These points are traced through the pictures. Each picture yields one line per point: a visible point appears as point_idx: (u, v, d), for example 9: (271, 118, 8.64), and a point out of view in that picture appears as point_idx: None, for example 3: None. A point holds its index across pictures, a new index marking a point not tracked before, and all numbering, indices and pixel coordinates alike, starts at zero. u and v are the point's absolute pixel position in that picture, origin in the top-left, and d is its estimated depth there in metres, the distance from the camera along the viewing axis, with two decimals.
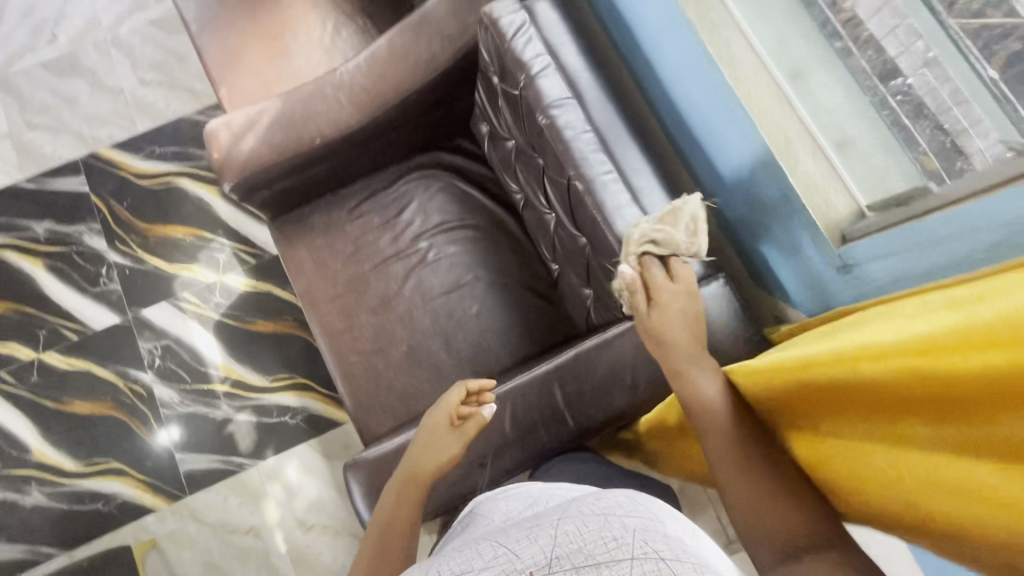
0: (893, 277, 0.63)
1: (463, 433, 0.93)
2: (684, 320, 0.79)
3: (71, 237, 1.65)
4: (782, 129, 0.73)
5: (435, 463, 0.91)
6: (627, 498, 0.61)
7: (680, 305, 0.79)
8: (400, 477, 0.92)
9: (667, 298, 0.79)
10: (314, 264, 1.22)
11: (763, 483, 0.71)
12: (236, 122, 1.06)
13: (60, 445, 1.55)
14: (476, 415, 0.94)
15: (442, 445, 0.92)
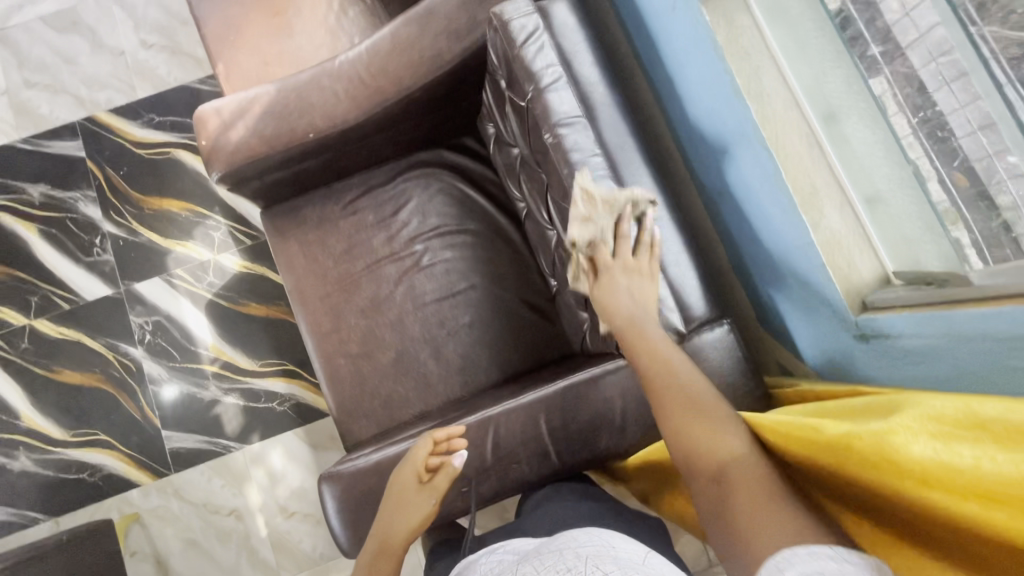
0: (915, 355, 0.60)
1: (435, 491, 0.88)
2: (628, 292, 0.76)
3: (65, 204, 1.62)
4: (809, 177, 0.66)
5: (410, 528, 0.86)
6: (580, 533, 0.71)
7: (624, 280, 0.77)
8: (373, 548, 0.87)
9: (609, 277, 0.78)
10: (305, 259, 1.17)
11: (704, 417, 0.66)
12: (228, 109, 1.01)
13: (49, 413, 1.55)
14: (446, 470, 0.87)
15: (414, 508, 0.87)
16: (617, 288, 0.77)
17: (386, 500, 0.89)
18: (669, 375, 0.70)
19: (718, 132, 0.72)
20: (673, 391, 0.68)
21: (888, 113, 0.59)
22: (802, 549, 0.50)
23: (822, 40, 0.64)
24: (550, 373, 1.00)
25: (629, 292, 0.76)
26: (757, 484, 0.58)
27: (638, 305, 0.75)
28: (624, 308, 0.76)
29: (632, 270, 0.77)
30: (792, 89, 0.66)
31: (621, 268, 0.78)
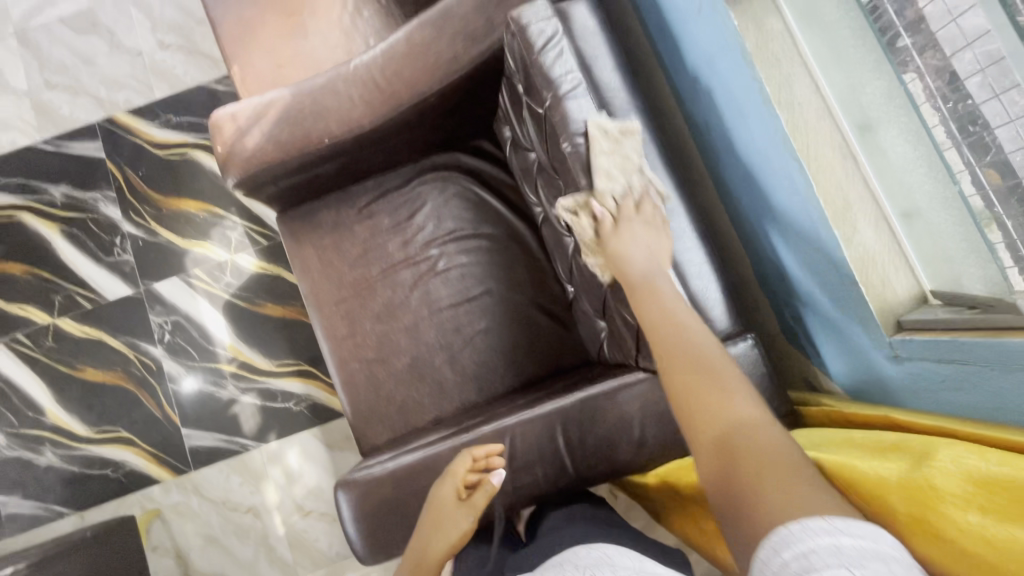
0: (954, 379, 0.58)
1: (473, 507, 0.90)
2: (643, 244, 0.76)
3: (86, 204, 1.64)
4: (842, 191, 0.63)
5: (448, 541, 0.90)
6: (593, 547, 0.72)
7: (641, 234, 0.76)
8: (412, 559, 0.91)
9: (627, 228, 0.77)
10: (321, 264, 1.17)
11: (714, 385, 0.61)
12: (242, 115, 1.00)
13: (73, 410, 1.58)
14: (484, 489, 0.89)
15: (453, 523, 0.90)
16: (635, 241, 0.76)
17: (423, 517, 0.90)
18: (680, 346, 0.66)
19: (745, 143, 0.70)
20: (684, 361, 0.65)
21: (930, 127, 0.55)
22: (813, 524, 0.45)
23: (858, 43, 0.59)
24: (566, 381, 0.99)
25: (646, 245, 0.76)
26: (771, 452, 0.52)
27: (653, 259, 0.75)
28: (638, 262, 0.75)
29: (649, 226, 0.77)
30: (825, 98, 0.64)
31: (639, 220, 0.77)
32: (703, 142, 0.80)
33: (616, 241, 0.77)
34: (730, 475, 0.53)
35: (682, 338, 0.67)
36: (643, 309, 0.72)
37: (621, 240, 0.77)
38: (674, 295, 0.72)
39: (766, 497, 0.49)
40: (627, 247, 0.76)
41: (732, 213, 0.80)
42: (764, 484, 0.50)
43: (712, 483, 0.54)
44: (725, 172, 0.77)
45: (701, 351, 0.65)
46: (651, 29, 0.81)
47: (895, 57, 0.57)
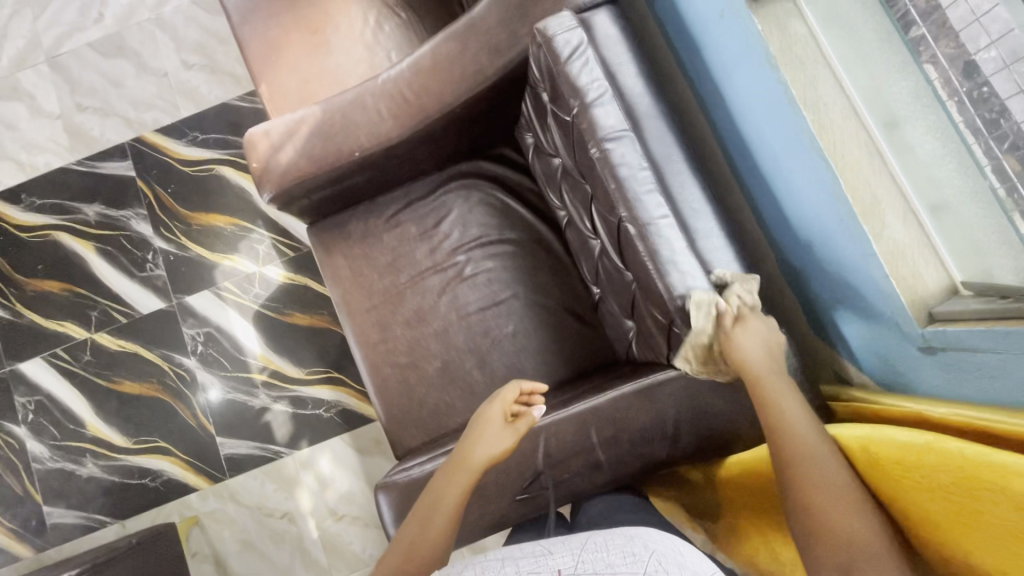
0: (988, 368, 0.60)
1: (515, 429, 0.89)
2: (762, 347, 0.75)
3: (119, 222, 1.69)
4: (870, 188, 0.64)
5: (487, 455, 0.87)
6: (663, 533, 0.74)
7: (755, 338, 0.76)
8: (448, 464, 0.88)
9: (743, 333, 0.75)
10: (351, 273, 1.21)
11: (836, 504, 0.65)
12: (276, 132, 1.04)
13: (112, 421, 1.63)
14: (528, 415, 0.90)
15: (494, 440, 0.88)
16: (753, 345, 0.75)
17: (468, 429, 0.91)
18: (802, 454, 0.68)
19: (770, 143, 0.72)
20: (807, 472, 0.67)
21: (957, 123, 0.58)
22: None
23: (884, 43, 0.62)
24: (596, 381, 1.01)
25: (760, 348, 0.75)
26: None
27: (771, 363, 0.74)
28: (756, 362, 0.74)
29: (764, 326, 0.77)
30: (850, 97, 0.65)
31: (755, 328, 0.76)
32: (729, 145, 0.81)
33: (734, 346, 0.75)
34: None
35: (804, 446, 0.69)
36: (763, 410, 0.72)
37: (740, 342, 0.75)
38: (790, 393, 0.73)
39: None
40: (745, 347, 0.75)
41: (759, 211, 0.82)
42: None
43: None
44: (751, 172, 0.79)
45: (823, 463, 0.67)
46: (674, 38, 0.84)
47: (922, 52, 0.59)
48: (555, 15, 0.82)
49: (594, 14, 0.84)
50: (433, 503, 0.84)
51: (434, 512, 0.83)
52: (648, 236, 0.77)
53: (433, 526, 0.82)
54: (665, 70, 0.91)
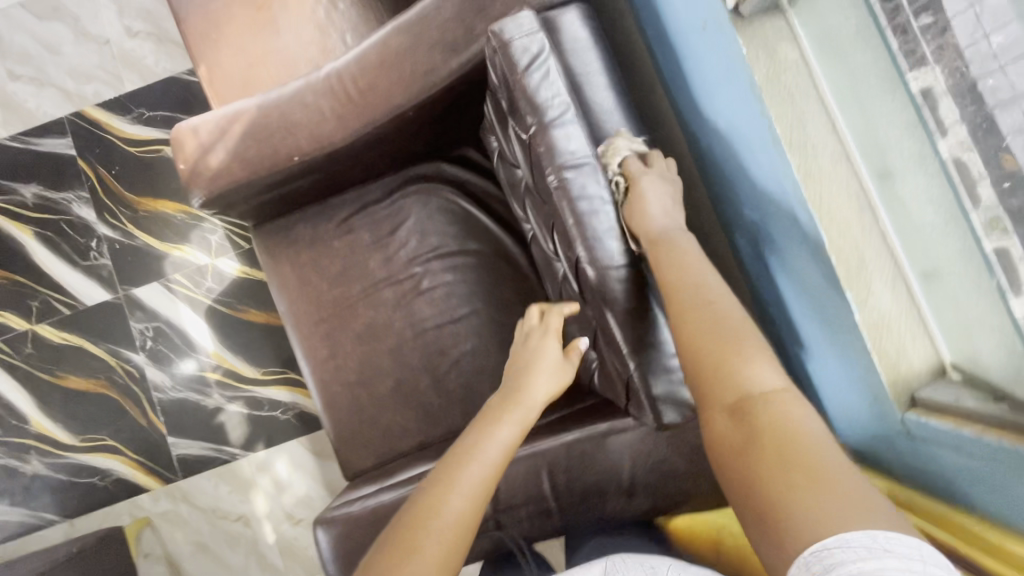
0: (968, 472, 0.53)
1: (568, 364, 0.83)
2: (660, 202, 0.69)
3: (59, 205, 1.56)
4: (857, 248, 0.56)
5: (545, 394, 0.79)
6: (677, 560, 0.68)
7: (655, 190, 0.69)
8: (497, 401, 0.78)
9: (640, 185, 0.69)
10: (298, 282, 1.11)
11: (723, 343, 0.55)
12: (204, 130, 0.92)
13: (57, 418, 1.55)
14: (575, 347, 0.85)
15: (552, 375, 0.80)
16: (652, 197, 0.68)
17: (512, 369, 0.83)
18: (695, 303, 0.59)
19: (753, 183, 0.63)
20: (698, 316, 0.58)
21: (955, 186, 0.47)
22: (848, 539, 0.38)
23: (883, 80, 0.52)
24: (552, 415, 0.95)
25: (663, 203, 0.69)
26: (792, 438, 0.46)
27: (671, 217, 0.68)
28: (657, 219, 0.68)
29: (663, 180, 0.70)
30: (842, 139, 0.56)
31: (653, 176, 0.70)
32: (711, 175, 0.73)
33: (635, 207, 0.69)
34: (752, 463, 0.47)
35: (701, 295, 0.60)
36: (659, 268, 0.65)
37: (639, 198, 0.69)
38: (691, 246, 0.66)
39: (788, 496, 0.43)
40: (644, 204, 0.69)
41: (740, 250, 0.73)
42: (788, 482, 0.44)
43: (732, 468, 0.49)
44: (734, 210, 0.70)
45: (719, 309, 0.58)
46: (655, 47, 0.73)
47: (922, 95, 0.48)
48: (514, 14, 0.71)
49: (563, 16, 0.73)
50: (467, 454, 0.70)
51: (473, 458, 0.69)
52: (608, 282, 0.69)
53: (461, 480, 0.66)
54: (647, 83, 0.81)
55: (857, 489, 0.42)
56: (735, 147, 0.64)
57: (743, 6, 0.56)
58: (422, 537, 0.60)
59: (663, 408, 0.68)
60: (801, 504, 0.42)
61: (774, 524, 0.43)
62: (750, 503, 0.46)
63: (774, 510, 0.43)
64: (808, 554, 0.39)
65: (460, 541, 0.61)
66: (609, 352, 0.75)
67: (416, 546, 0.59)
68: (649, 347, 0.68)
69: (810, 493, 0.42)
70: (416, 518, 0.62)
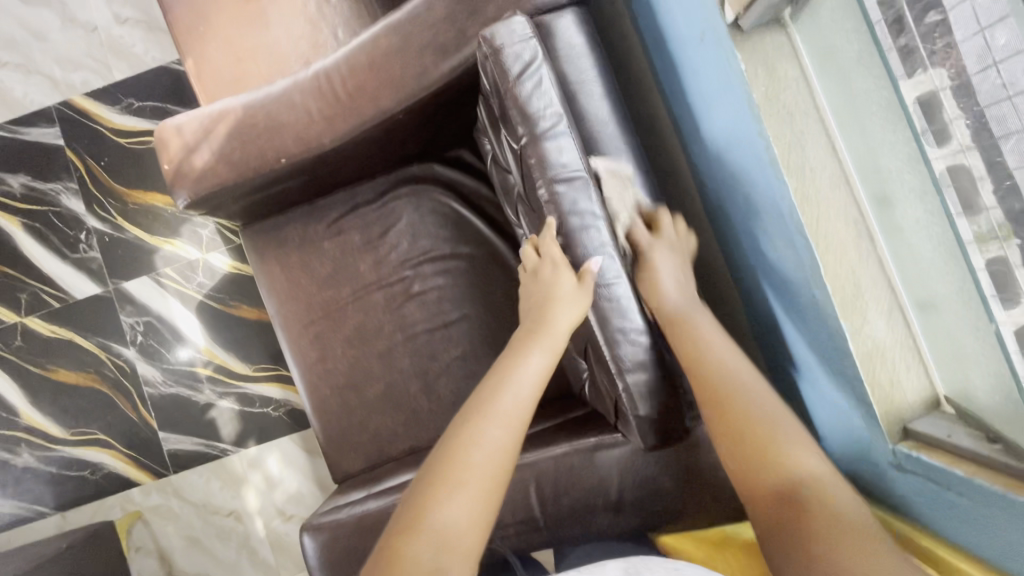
0: (955, 510, 0.51)
1: (584, 290, 0.67)
2: (673, 276, 0.70)
3: (47, 196, 1.54)
4: (854, 275, 0.54)
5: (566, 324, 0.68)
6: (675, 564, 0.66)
7: (668, 261, 0.71)
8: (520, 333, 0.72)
9: (654, 255, 0.71)
10: (287, 283, 1.09)
11: (767, 424, 0.59)
12: (190, 129, 0.90)
13: (47, 411, 1.54)
14: (587, 270, 0.67)
15: (567, 304, 0.67)
16: (666, 267, 0.70)
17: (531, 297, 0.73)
18: (724, 388, 0.63)
19: (750, 201, 0.62)
20: (727, 403, 0.62)
21: (951, 214, 0.46)
22: None
23: (882, 101, 0.49)
24: (542, 424, 0.94)
25: (674, 274, 0.71)
26: (842, 522, 0.50)
27: (684, 291, 0.70)
28: (671, 293, 0.70)
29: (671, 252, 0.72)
30: (842, 162, 0.54)
31: (663, 245, 0.72)
32: (708, 188, 0.71)
33: (649, 277, 0.70)
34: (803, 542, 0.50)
35: (727, 382, 0.63)
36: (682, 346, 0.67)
37: (653, 268, 0.70)
38: (708, 324, 0.69)
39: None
40: (659, 275, 0.70)
41: (737, 266, 0.72)
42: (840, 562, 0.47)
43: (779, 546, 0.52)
44: (730, 227, 0.69)
45: (749, 398, 0.61)
46: (654, 56, 0.71)
47: (921, 119, 0.46)
48: (505, 18, 0.68)
49: (557, 20, 0.70)
50: (496, 394, 0.66)
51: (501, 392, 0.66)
52: (599, 302, 0.68)
53: (493, 423, 0.63)
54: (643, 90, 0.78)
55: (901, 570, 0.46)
56: (733, 164, 0.62)
57: (743, 21, 0.53)
58: (458, 476, 0.60)
59: (651, 431, 0.68)
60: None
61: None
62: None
63: None
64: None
65: (493, 482, 0.61)
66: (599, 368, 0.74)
67: (452, 485, 0.59)
68: (638, 367, 0.67)
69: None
70: (451, 457, 0.61)
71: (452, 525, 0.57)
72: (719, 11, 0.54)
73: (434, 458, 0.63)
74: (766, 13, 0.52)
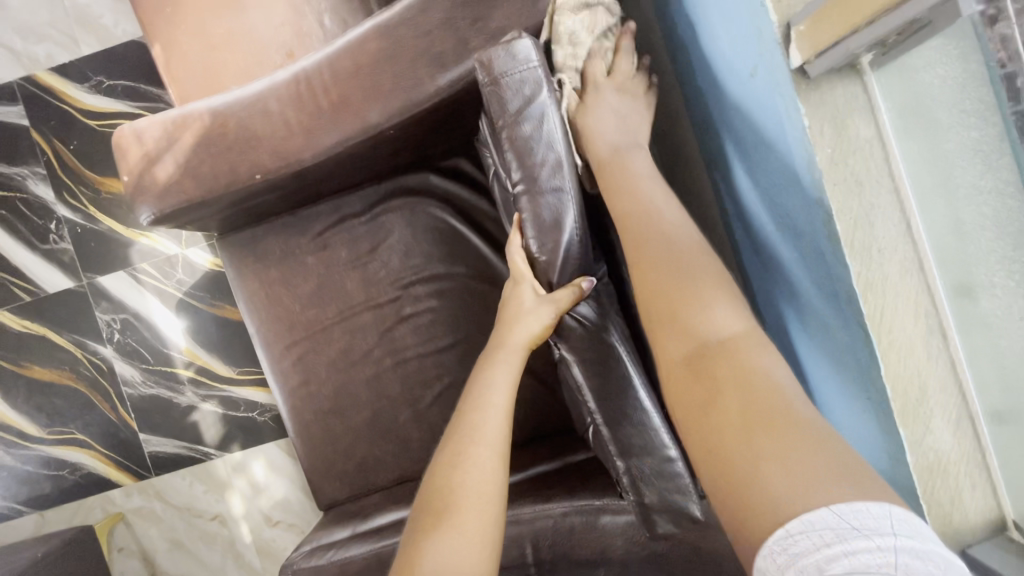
0: None
1: (556, 304, 0.65)
2: (619, 120, 0.65)
3: (14, 182, 1.43)
4: (920, 377, 0.50)
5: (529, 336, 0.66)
6: None
7: (613, 99, 0.66)
8: (489, 350, 0.71)
9: (595, 95, 0.66)
10: (267, 300, 1.01)
11: (688, 269, 0.53)
12: (150, 138, 0.80)
13: (21, 410, 1.47)
14: (572, 285, 0.65)
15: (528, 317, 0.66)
16: (606, 108, 0.65)
17: (500, 313, 0.71)
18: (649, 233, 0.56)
19: (805, 273, 0.56)
20: (652, 251, 0.55)
21: None
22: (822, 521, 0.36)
23: (985, 187, 0.44)
24: (537, 466, 0.85)
25: (619, 114, 0.66)
26: (781, 429, 0.41)
27: (627, 133, 0.65)
28: (609, 136, 0.65)
29: (631, 102, 0.67)
30: (918, 246, 0.49)
31: (611, 86, 0.66)
32: (755, 240, 0.65)
33: (585, 118, 0.66)
34: (716, 429, 0.45)
35: (664, 236, 0.56)
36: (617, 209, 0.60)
37: (592, 117, 0.66)
38: (648, 176, 0.61)
39: (755, 471, 0.41)
40: (596, 118, 0.66)
41: (782, 326, 0.66)
42: (754, 450, 0.42)
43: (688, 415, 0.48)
44: (781, 290, 0.62)
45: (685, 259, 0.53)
46: (696, 99, 0.67)
47: None
48: (509, 39, 0.60)
49: None
50: (475, 421, 0.64)
51: (477, 414, 0.65)
52: (601, 374, 0.66)
53: (477, 445, 0.63)
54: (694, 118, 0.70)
55: None
56: (783, 230, 0.57)
57: (811, 67, 0.46)
58: (450, 508, 0.59)
59: (657, 519, 0.67)
60: (752, 457, 0.41)
61: (730, 494, 0.42)
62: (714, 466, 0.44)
63: (730, 484, 0.42)
64: (768, 540, 0.38)
65: (484, 503, 0.59)
66: (593, 437, 0.71)
67: (441, 512, 0.58)
68: (641, 451, 0.66)
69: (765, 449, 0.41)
70: (438, 491, 0.60)
71: (449, 558, 0.55)
72: (782, 52, 0.47)
73: (426, 495, 0.62)
74: (840, 60, 0.45)
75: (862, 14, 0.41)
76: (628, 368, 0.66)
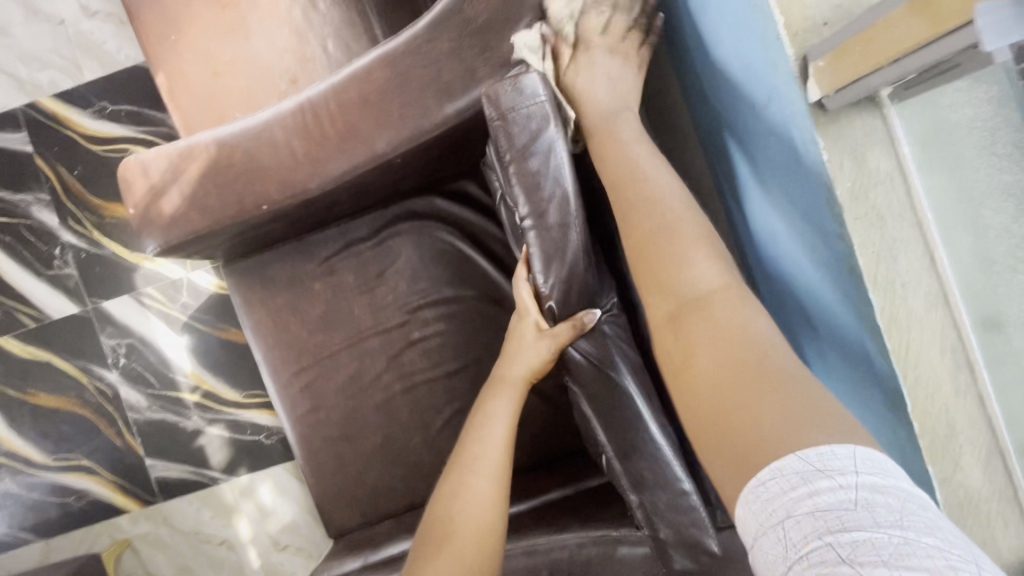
0: None
1: (555, 338, 0.65)
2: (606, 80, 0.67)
3: (18, 208, 1.43)
4: (947, 411, 0.50)
5: (527, 369, 0.67)
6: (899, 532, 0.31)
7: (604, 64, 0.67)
8: (493, 378, 0.70)
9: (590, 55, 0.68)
10: (273, 326, 1.00)
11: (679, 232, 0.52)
12: (156, 170, 0.80)
13: (27, 437, 1.46)
14: (572, 321, 0.64)
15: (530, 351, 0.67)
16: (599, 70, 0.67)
17: (506, 340, 0.71)
18: (642, 207, 0.55)
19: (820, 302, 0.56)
20: (647, 219, 0.54)
21: None
22: (785, 468, 0.36)
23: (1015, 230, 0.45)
24: (550, 492, 0.84)
25: (608, 77, 0.67)
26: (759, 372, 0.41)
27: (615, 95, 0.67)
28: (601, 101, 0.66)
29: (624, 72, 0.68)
30: (942, 279, 0.49)
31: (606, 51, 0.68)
32: (773, 268, 0.64)
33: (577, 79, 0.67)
34: (701, 384, 0.44)
35: (658, 203, 0.55)
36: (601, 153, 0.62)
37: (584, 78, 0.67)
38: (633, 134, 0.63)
39: (741, 421, 0.40)
40: (590, 80, 0.67)
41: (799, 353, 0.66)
42: (731, 400, 0.41)
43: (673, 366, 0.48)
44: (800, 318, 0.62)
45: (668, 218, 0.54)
46: (706, 126, 0.67)
47: None
48: (515, 74, 0.60)
49: None
50: (475, 451, 0.64)
51: (479, 441, 0.65)
52: (614, 408, 0.65)
53: (478, 473, 0.63)
54: (705, 142, 0.70)
55: (805, 393, 0.39)
56: (801, 259, 0.57)
57: (829, 100, 0.47)
58: (451, 533, 0.59)
59: (673, 553, 0.66)
60: (731, 412, 0.41)
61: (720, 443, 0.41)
62: (716, 446, 0.41)
63: (716, 433, 0.41)
64: (746, 493, 0.37)
65: (483, 533, 0.60)
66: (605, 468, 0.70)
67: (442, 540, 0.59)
68: (655, 485, 0.65)
69: (753, 412, 0.39)
70: (440, 519, 0.61)
71: None
72: (799, 85, 0.48)
73: (428, 519, 0.63)
74: (857, 95, 0.46)
75: (883, 54, 0.42)
76: (637, 402, 0.65)
